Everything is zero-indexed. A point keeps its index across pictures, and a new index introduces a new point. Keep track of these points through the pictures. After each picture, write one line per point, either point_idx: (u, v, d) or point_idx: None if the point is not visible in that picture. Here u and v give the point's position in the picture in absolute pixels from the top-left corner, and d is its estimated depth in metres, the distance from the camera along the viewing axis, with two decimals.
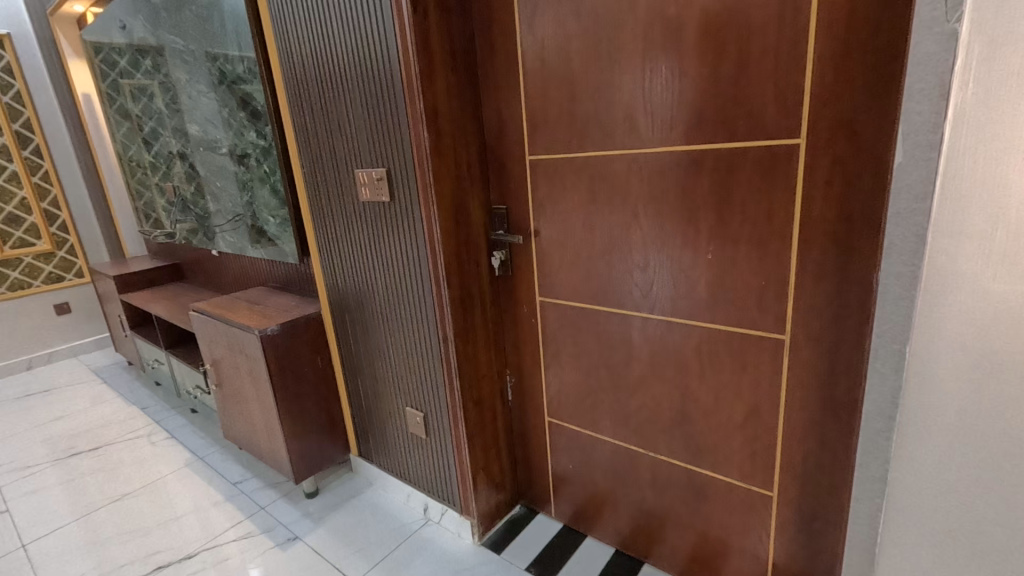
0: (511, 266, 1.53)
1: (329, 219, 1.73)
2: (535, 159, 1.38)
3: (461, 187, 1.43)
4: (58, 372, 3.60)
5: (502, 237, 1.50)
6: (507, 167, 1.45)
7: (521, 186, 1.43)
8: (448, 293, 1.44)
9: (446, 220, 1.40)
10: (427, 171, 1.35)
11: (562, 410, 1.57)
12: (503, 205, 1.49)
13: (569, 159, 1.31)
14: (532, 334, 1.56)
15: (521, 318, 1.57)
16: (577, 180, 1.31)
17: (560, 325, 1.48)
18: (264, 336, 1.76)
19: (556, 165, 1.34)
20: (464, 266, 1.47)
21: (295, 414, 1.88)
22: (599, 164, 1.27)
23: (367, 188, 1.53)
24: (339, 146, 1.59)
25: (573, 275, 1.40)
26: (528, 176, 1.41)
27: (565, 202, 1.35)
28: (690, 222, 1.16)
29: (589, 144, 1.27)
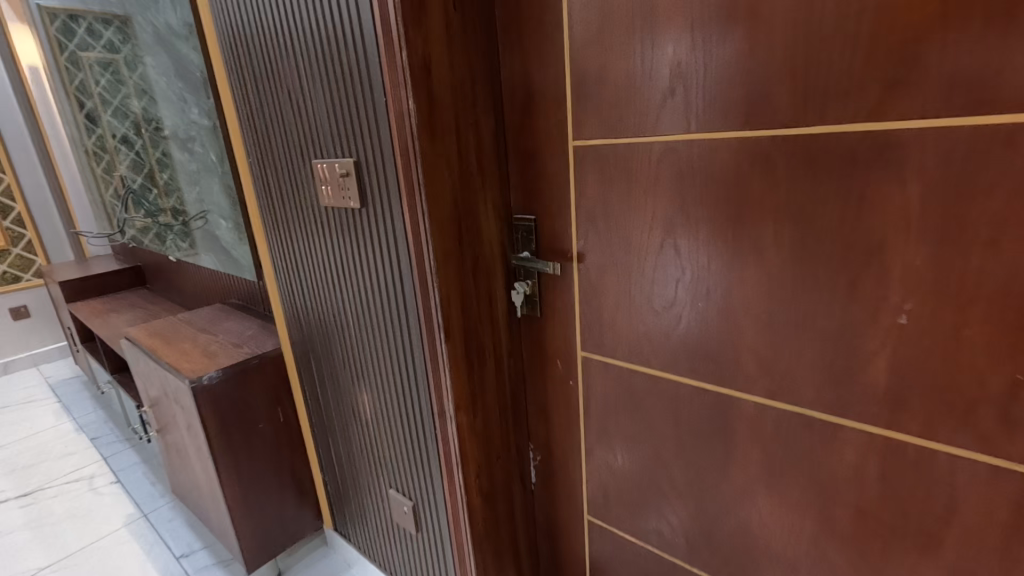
0: (540, 304, 1.04)
1: (282, 228, 1.24)
2: (582, 146, 0.88)
3: (468, 190, 0.94)
4: (11, 386, 3.17)
5: (528, 262, 1.01)
6: (537, 158, 0.95)
7: (557, 189, 0.94)
8: (447, 351, 0.96)
9: (444, 241, 0.91)
10: (415, 166, 0.86)
11: (609, 510, 1.10)
12: (530, 214, 1.00)
13: (642, 148, 0.82)
14: (569, 402, 1.08)
15: (552, 378, 1.09)
16: (653, 180, 0.82)
17: (613, 395, 1.00)
18: (201, 389, 1.30)
19: (618, 157, 0.85)
20: (472, 308, 0.99)
21: (249, 484, 1.43)
22: (692, 158, 0.77)
23: (329, 189, 1.03)
24: (288, 125, 1.08)
25: (640, 326, 0.92)
26: (571, 173, 0.91)
27: (631, 214, 0.86)
28: (866, 260, 0.66)
29: (677, 123, 0.77)
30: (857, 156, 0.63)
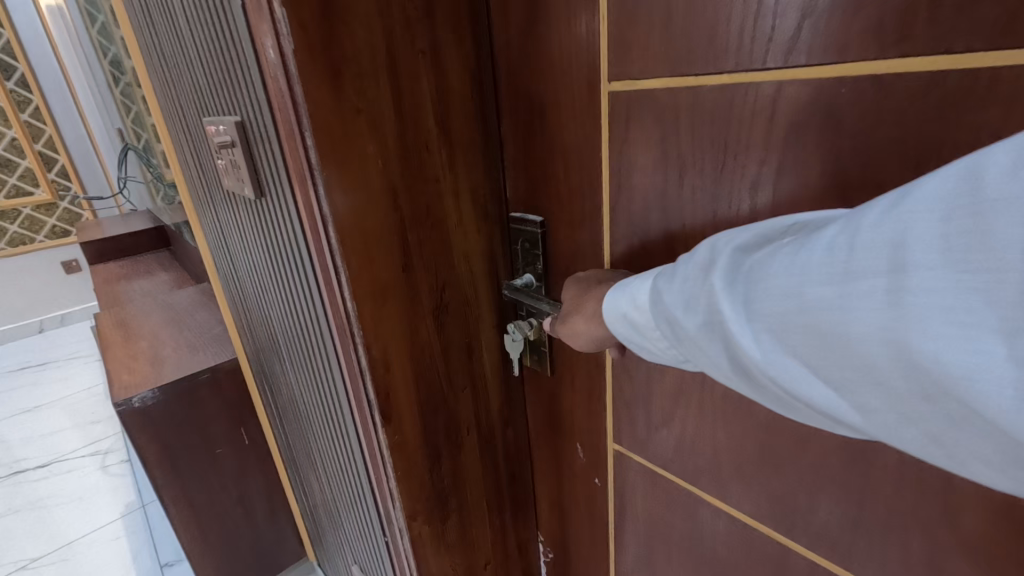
0: (552, 357, 0.64)
1: (207, 214, 0.88)
2: (626, 95, 0.44)
3: (423, 176, 0.53)
4: (61, 334, 3.18)
5: (527, 296, 0.60)
6: (546, 117, 0.52)
7: (580, 175, 0.51)
8: (390, 444, 0.58)
9: (372, 267, 0.51)
10: (303, 134, 0.45)
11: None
12: (536, 215, 0.58)
13: (752, 97, 0.37)
14: (593, 506, 0.69)
15: (569, 464, 0.70)
16: (772, 170, 0.37)
17: (663, 520, 0.60)
18: (132, 412, 1.02)
19: (698, 118, 0.40)
20: (435, 370, 0.60)
21: (209, 519, 1.18)
22: (885, 124, 0.32)
23: (223, 167, 0.65)
24: (177, 62, 0.71)
25: (718, 432, 0.50)
26: (603, 146, 0.48)
27: (716, 238, 0.43)
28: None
29: (854, 36, 0.31)
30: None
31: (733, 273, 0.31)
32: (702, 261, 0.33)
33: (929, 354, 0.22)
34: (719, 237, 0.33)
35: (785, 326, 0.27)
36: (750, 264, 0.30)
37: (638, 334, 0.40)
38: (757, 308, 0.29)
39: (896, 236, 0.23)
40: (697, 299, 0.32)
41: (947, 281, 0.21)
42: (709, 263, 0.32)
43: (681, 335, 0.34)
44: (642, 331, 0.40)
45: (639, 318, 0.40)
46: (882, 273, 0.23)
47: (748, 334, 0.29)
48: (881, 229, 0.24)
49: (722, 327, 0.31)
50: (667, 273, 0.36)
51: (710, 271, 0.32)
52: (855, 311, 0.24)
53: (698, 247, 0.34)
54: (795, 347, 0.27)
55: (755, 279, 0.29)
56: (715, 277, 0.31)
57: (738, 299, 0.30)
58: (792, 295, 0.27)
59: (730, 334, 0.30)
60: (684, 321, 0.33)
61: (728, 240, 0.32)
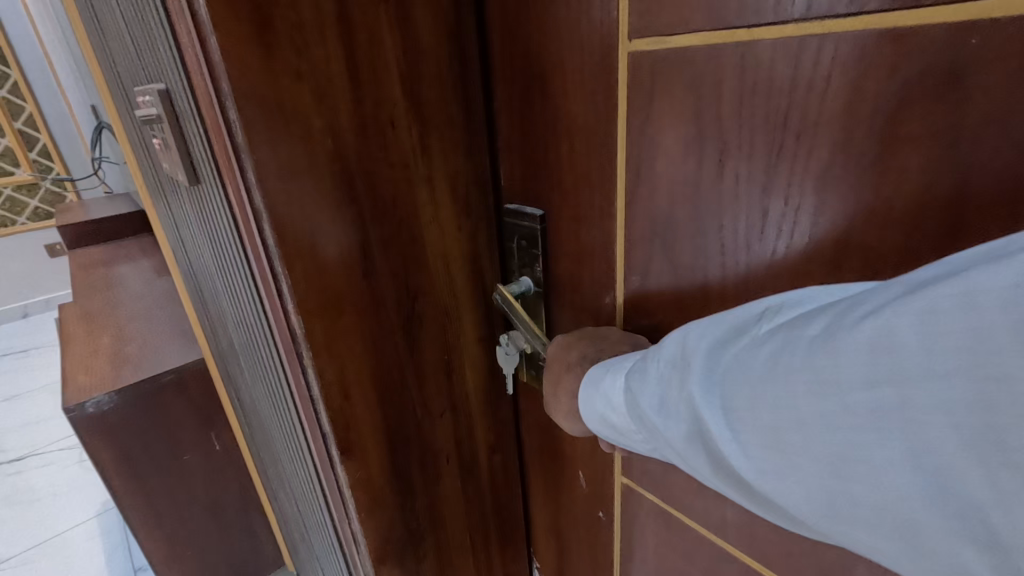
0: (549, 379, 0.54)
1: (160, 204, 0.78)
2: (653, 57, 0.34)
3: (388, 161, 0.42)
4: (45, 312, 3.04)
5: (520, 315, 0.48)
6: (547, 86, 0.41)
7: (588, 159, 0.41)
8: (351, 483, 0.49)
9: (327, 281, 0.42)
10: (224, 105, 0.35)
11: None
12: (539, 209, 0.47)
13: (829, 57, 0.26)
14: (594, 544, 0.59)
15: (570, 493, 0.60)
16: (852, 157, 0.27)
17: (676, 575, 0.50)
18: (85, 418, 0.92)
19: (749, 86, 0.30)
20: (407, 397, 0.50)
21: (176, 528, 1.10)
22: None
23: (157, 148, 0.54)
24: (104, 21, 0.59)
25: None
26: (620, 126, 0.37)
27: (765, 245, 0.32)
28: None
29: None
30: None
31: (711, 375, 0.27)
32: (676, 361, 0.29)
33: (951, 479, 0.18)
34: (690, 330, 0.30)
35: (775, 442, 0.23)
36: (725, 364, 0.26)
37: (622, 438, 0.35)
38: (743, 419, 0.25)
39: (880, 340, 0.19)
40: (677, 406, 0.28)
41: (942, 392, 0.18)
42: (684, 363, 0.29)
43: (669, 443, 0.30)
44: (624, 435, 0.35)
45: (616, 418, 0.35)
46: (868, 380, 0.20)
47: (736, 449, 0.25)
48: (864, 329, 0.20)
49: (709, 442, 0.26)
50: (643, 372, 0.32)
51: (686, 372, 0.28)
52: (848, 426, 0.20)
53: (668, 341, 0.31)
54: (795, 470, 0.23)
55: (737, 386, 0.25)
56: (693, 380, 0.27)
57: (720, 409, 0.26)
58: (777, 407, 0.23)
59: (717, 448, 0.26)
60: (667, 431, 0.29)
61: (701, 334, 0.29)
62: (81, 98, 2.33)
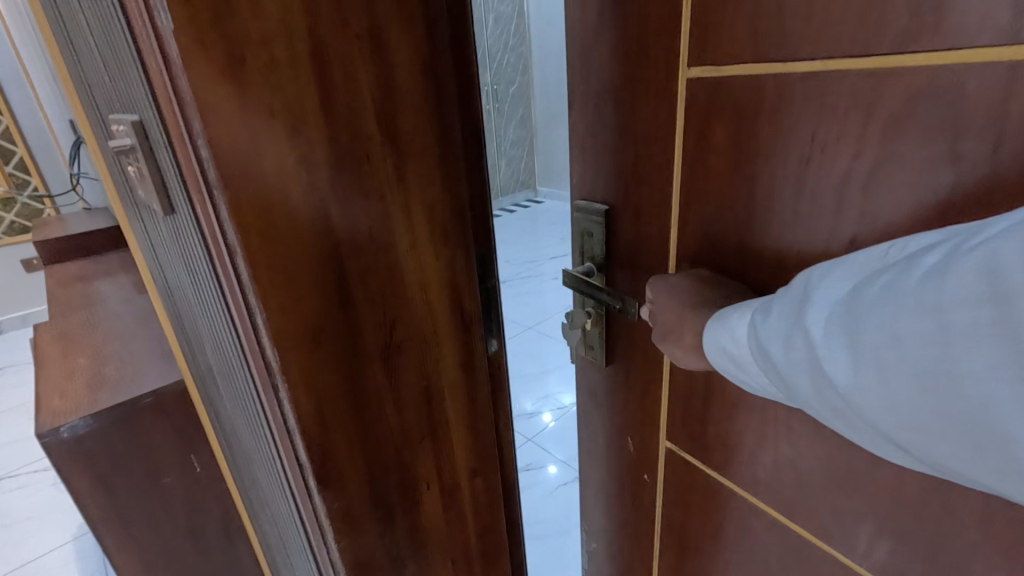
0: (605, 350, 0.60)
1: (137, 227, 0.77)
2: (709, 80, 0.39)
3: (365, 195, 0.43)
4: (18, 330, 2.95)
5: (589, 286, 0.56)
6: (619, 101, 0.47)
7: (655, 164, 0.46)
8: (329, 513, 0.48)
9: (301, 313, 0.42)
10: (195, 142, 0.35)
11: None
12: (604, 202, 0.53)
13: (842, 89, 0.32)
14: (635, 509, 0.64)
15: (619, 465, 0.64)
16: (866, 168, 0.32)
17: (716, 538, 0.54)
18: (59, 444, 0.90)
19: (783, 108, 0.35)
20: (386, 425, 0.50)
21: (155, 550, 1.07)
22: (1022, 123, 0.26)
23: (133, 176, 0.54)
24: (79, 47, 0.59)
25: (787, 456, 0.43)
26: (677, 137, 0.43)
27: (806, 237, 0.37)
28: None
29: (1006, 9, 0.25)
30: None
31: (827, 307, 0.28)
32: (793, 298, 0.31)
33: None
34: (810, 271, 0.31)
35: (875, 364, 0.25)
36: (840, 296, 0.28)
37: (742, 375, 0.37)
38: (849, 345, 0.27)
39: (993, 262, 0.21)
40: (794, 338, 0.30)
41: None
42: (800, 298, 0.30)
43: (778, 373, 0.32)
44: (747, 373, 0.36)
45: (739, 351, 0.36)
46: (976, 300, 0.21)
47: (839, 374, 0.27)
48: (983, 254, 0.22)
49: (825, 375, 0.28)
50: (759, 312, 0.33)
51: (801, 307, 0.30)
52: (950, 346, 0.22)
53: (796, 282, 0.32)
54: (894, 390, 0.25)
55: (847, 314, 0.27)
56: (807, 314, 0.29)
57: (829, 334, 0.28)
58: (883, 331, 0.25)
59: (822, 373, 0.28)
60: (780, 359, 0.31)
61: (818, 274, 0.31)
62: (59, 113, 2.30)
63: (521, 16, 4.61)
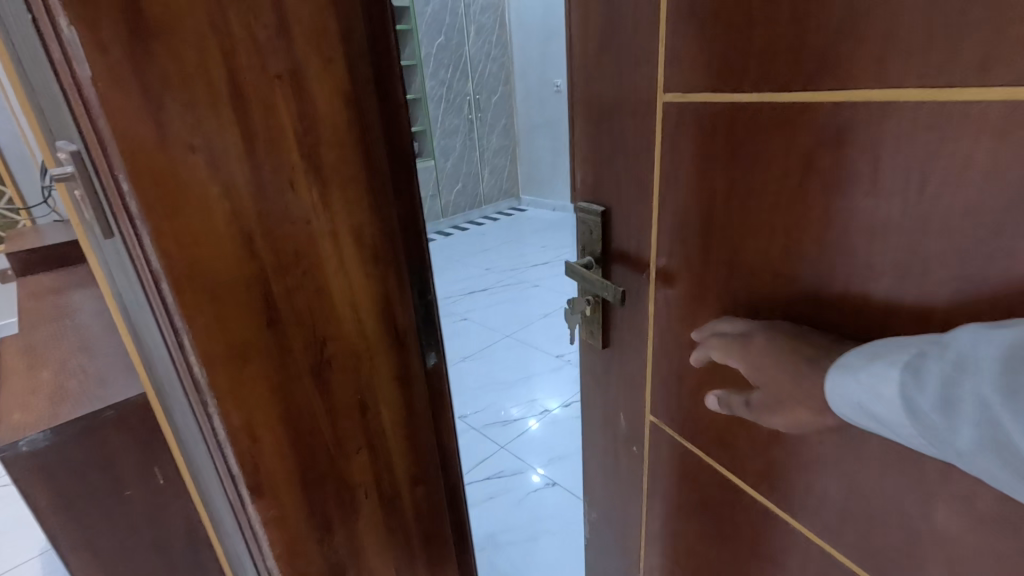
0: (604, 338, 0.58)
1: (92, 245, 0.78)
2: (676, 107, 0.40)
3: (290, 219, 0.46)
4: None
5: (588, 277, 0.55)
6: (607, 122, 0.48)
7: (635, 182, 0.47)
8: (263, 520, 0.51)
9: (227, 331, 0.44)
10: (118, 177, 0.38)
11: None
12: (602, 203, 0.52)
13: (778, 122, 0.33)
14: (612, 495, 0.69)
15: (600, 458, 0.69)
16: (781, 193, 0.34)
17: (680, 536, 0.56)
18: (19, 458, 0.91)
19: (736, 137, 0.36)
20: (319, 435, 0.53)
21: (118, 562, 1.08)
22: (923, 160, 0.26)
23: (78, 200, 0.56)
24: (27, 74, 0.61)
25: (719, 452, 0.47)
26: (656, 159, 0.44)
27: (742, 254, 0.39)
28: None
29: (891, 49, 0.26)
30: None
31: None
32: (966, 363, 0.22)
33: None
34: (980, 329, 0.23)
35: None
36: None
37: (875, 427, 0.27)
38: None
39: None
40: (973, 413, 0.22)
41: None
42: (981, 367, 0.22)
43: (943, 450, 0.24)
44: (879, 429, 0.27)
45: (882, 411, 0.26)
46: None
47: None
48: None
49: (1013, 446, 0.20)
50: (912, 371, 0.24)
51: (983, 380, 0.22)
52: None
53: (964, 334, 0.23)
54: None
55: None
56: (994, 393, 0.21)
57: None
58: None
59: None
60: (954, 441, 0.23)
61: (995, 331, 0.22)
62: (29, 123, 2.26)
63: (503, 27, 4.65)
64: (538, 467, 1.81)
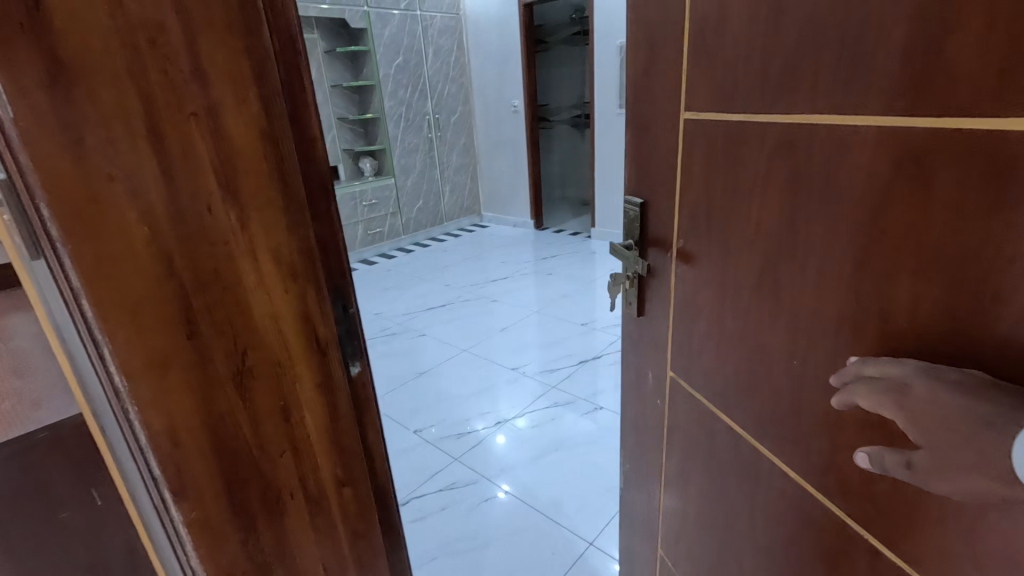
0: (637, 301, 0.85)
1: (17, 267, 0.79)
2: (692, 119, 0.64)
3: (208, 241, 0.50)
4: None
5: (628, 255, 0.83)
6: (650, 136, 0.73)
7: (666, 176, 0.72)
8: (185, 521, 0.55)
9: (145, 343, 0.48)
10: (40, 205, 0.42)
11: (678, 563, 0.90)
12: (639, 197, 0.79)
13: (737, 131, 0.58)
14: (646, 420, 0.93)
15: (639, 393, 0.93)
16: (744, 177, 0.58)
17: (688, 437, 0.80)
18: None
19: (722, 141, 0.60)
20: (243, 439, 0.57)
21: None
22: (800, 156, 0.50)
23: None
24: None
25: (713, 363, 0.70)
26: (677, 158, 0.69)
27: (727, 222, 0.62)
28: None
29: (791, 93, 0.50)
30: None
31: None
32: None
33: None
34: None
35: None
36: None
37: None
38: None
39: None
40: None
41: None
42: None
43: None
44: None
45: None
46: None
47: None
48: None
49: None
50: None
51: None
52: None
53: None
54: None
55: None
56: None
57: None
58: None
59: None
60: None
61: None
62: None
63: (461, 49, 4.76)
64: (502, 483, 1.83)
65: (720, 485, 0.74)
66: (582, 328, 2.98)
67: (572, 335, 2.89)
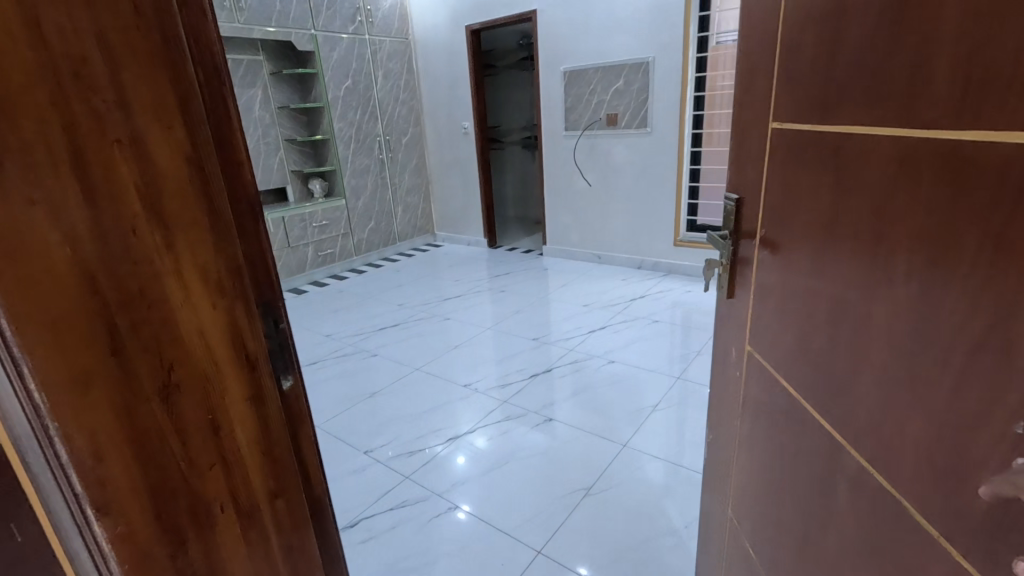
0: (724, 282, 1.02)
1: None
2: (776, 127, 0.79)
3: (132, 260, 0.52)
4: None
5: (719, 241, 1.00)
6: (748, 141, 0.89)
7: (755, 175, 0.87)
8: (110, 537, 0.55)
9: (62, 362, 0.49)
10: None
11: (745, 520, 1.02)
12: (735, 194, 0.96)
13: (804, 135, 0.71)
14: (728, 390, 1.07)
15: (727, 368, 1.07)
16: (802, 173, 0.72)
17: (757, 398, 0.93)
18: None
19: (794, 144, 0.74)
20: (170, 453, 0.58)
21: None
22: (839, 156, 0.64)
23: None
24: None
25: (778, 330, 0.83)
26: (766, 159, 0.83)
27: (790, 210, 0.76)
28: (1006, 323, 0.45)
29: (839, 106, 0.63)
30: (1016, 168, 0.42)
31: None
32: None
33: None
34: None
35: None
36: None
37: None
38: None
39: None
40: None
41: None
42: None
43: None
44: None
45: None
46: None
47: None
48: None
49: None
50: None
51: None
52: None
53: None
54: None
55: None
56: None
57: None
58: None
59: None
60: None
61: None
62: None
63: (411, 73, 4.84)
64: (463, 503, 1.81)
65: (777, 439, 0.86)
66: (532, 343, 3.04)
67: (523, 350, 2.95)
